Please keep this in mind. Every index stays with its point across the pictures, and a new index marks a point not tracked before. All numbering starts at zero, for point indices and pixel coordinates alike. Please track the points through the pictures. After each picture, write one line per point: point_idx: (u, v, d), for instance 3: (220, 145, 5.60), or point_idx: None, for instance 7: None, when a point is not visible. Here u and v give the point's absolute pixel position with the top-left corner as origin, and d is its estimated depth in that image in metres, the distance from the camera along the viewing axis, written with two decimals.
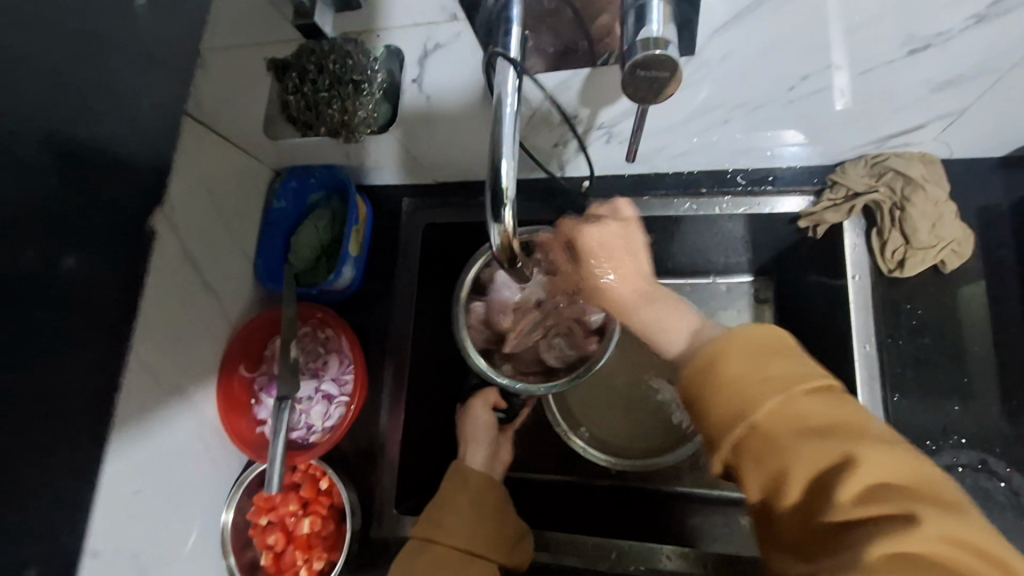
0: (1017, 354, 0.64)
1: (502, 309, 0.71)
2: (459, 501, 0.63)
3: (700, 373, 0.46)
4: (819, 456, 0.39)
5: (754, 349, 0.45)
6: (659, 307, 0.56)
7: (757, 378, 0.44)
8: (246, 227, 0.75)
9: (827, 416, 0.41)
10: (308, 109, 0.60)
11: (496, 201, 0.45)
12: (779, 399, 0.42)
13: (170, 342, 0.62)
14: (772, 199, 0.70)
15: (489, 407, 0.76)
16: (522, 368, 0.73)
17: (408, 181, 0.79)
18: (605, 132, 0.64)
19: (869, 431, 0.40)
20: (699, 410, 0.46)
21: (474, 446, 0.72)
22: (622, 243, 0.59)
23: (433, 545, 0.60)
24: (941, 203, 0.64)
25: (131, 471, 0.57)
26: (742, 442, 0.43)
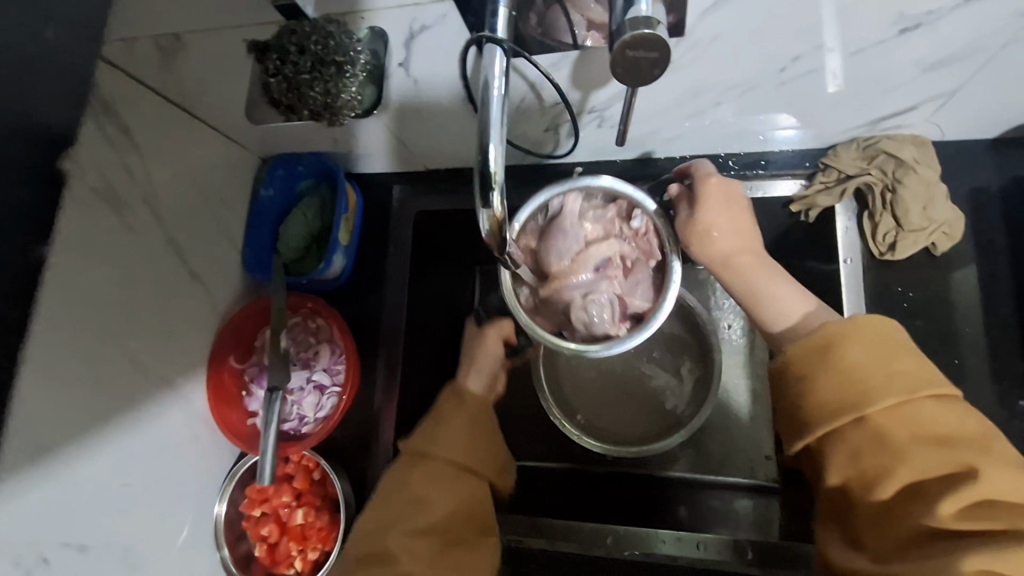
0: (1007, 335, 0.64)
1: (558, 252, 0.59)
2: (457, 420, 0.61)
3: (814, 354, 0.48)
4: (937, 464, 0.41)
5: (880, 343, 0.46)
6: (776, 281, 0.58)
7: (883, 373, 0.45)
8: (234, 217, 0.74)
9: (953, 429, 0.42)
10: (288, 91, 0.58)
11: (484, 185, 0.44)
12: (902, 398, 0.44)
13: (154, 334, 0.61)
14: (765, 182, 0.70)
15: (498, 340, 0.73)
16: (543, 317, 0.62)
17: (398, 168, 0.78)
18: (597, 116, 0.63)
19: (992, 449, 0.42)
20: (801, 393, 0.48)
21: (476, 372, 0.70)
22: (740, 207, 0.60)
23: (428, 459, 0.58)
24: (933, 183, 0.64)
25: (119, 466, 0.57)
26: (846, 431, 0.45)
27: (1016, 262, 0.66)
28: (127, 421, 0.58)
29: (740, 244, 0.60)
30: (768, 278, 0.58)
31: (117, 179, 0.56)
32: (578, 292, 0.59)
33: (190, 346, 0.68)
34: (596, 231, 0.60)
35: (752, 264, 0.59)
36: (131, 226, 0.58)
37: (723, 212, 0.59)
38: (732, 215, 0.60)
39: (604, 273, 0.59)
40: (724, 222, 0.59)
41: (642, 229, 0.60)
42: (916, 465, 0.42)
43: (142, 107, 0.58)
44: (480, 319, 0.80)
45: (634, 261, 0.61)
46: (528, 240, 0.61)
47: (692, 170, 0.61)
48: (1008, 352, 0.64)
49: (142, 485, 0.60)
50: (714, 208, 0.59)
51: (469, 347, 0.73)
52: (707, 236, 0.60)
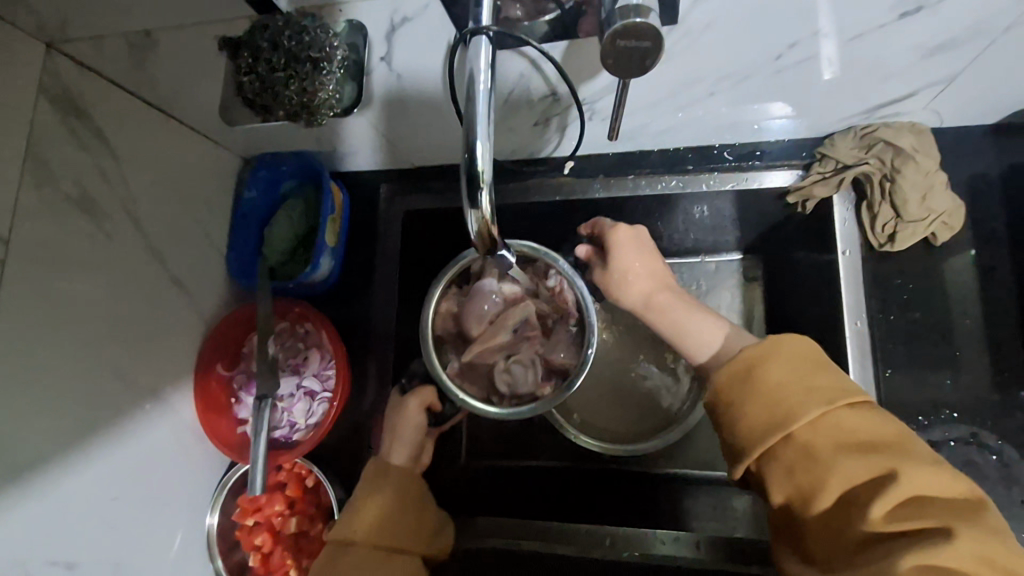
0: (1008, 325, 0.63)
1: (477, 314, 0.59)
2: (378, 499, 0.61)
3: (738, 380, 0.49)
4: (862, 469, 0.42)
5: (796, 361, 0.47)
6: (694, 314, 0.59)
7: (800, 390, 0.46)
8: (216, 220, 0.72)
9: (871, 433, 0.43)
10: (263, 90, 0.55)
11: (472, 184, 0.42)
12: (822, 409, 0.44)
13: (137, 344, 0.59)
14: (760, 173, 0.68)
15: (419, 409, 0.67)
16: (470, 381, 0.60)
17: (384, 166, 0.76)
18: (588, 109, 0.61)
19: (911, 449, 0.43)
20: (731, 420, 0.48)
21: (399, 445, 0.66)
22: (645, 249, 0.63)
23: (351, 550, 0.58)
24: (933, 173, 0.63)
25: (107, 480, 0.55)
26: (778, 449, 0.45)
27: (1016, 252, 0.65)
28: (115, 435, 0.57)
29: (652, 283, 0.62)
30: (688, 309, 0.60)
31: (91, 185, 0.54)
32: (499, 354, 0.60)
33: (176, 355, 0.66)
34: (513, 292, 0.61)
35: (668, 302, 0.60)
36: (110, 233, 0.56)
37: (635, 257, 0.62)
38: (643, 258, 0.62)
39: (522, 334, 0.60)
40: (639, 265, 0.62)
41: (557, 288, 0.60)
42: (844, 474, 0.42)
43: (117, 109, 0.56)
44: (404, 388, 0.72)
45: (554, 319, 0.61)
46: (449, 304, 0.61)
47: (597, 227, 0.64)
48: (1009, 343, 0.63)
49: (132, 499, 0.58)
50: (625, 253, 0.62)
51: (388, 418, 0.68)
52: (626, 280, 0.62)
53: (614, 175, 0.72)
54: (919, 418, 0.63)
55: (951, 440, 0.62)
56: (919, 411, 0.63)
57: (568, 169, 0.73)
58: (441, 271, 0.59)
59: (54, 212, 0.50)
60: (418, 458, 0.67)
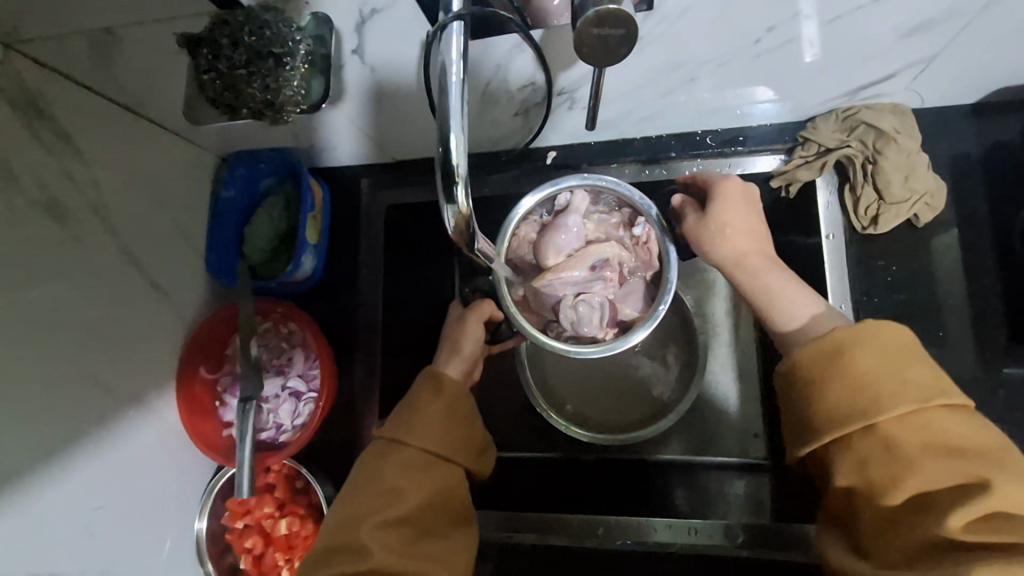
0: (990, 304, 0.64)
1: (557, 245, 0.58)
2: (429, 406, 0.60)
3: (821, 362, 0.47)
4: (948, 475, 0.41)
5: (892, 346, 0.45)
6: (790, 285, 0.55)
7: (899, 378, 0.44)
8: (194, 220, 0.70)
9: (965, 438, 0.42)
10: (224, 87, 0.54)
11: (448, 178, 0.41)
12: (913, 406, 0.43)
13: (116, 349, 0.58)
14: (744, 159, 0.68)
15: (480, 325, 0.66)
16: (532, 310, 0.61)
17: (366, 161, 0.75)
18: (567, 98, 0.61)
19: (1008, 461, 0.41)
20: (815, 391, 0.47)
21: (457, 359, 0.65)
22: (749, 210, 0.59)
23: (400, 448, 0.57)
24: (914, 154, 0.62)
25: (90, 488, 0.55)
26: (853, 440, 0.44)
27: (998, 230, 0.65)
28: (97, 441, 0.56)
29: (752, 244, 0.58)
30: (782, 278, 0.56)
31: (59, 189, 0.52)
32: (570, 289, 0.58)
33: (157, 359, 0.65)
34: (599, 232, 0.60)
35: (768, 265, 0.57)
36: (80, 238, 0.55)
37: (738, 212, 0.58)
38: (747, 216, 0.58)
39: (598, 274, 0.58)
40: (739, 220, 0.58)
41: (643, 238, 0.59)
42: (926, 475, 0.41)
43: (83, 107, 0.55)
44: (466, 299, 0.71)
45: (632, 268, 0.60)
46: (528, 231, 0.60)
47: (698, 178, 0.62)
48: (992, 321, 0.63)
49: (116, 506, 0.57)
50: (730, 210, 0.58)
51: (450, 330, 0.68)
52: (723, 234, 0.57)
53: (598, 164, 0.71)
54: None
55: None
56: None
57: (551, 159, 0.72)
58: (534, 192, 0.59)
59: (22, 219, 0.49)
60: (470, 373, 0.67)
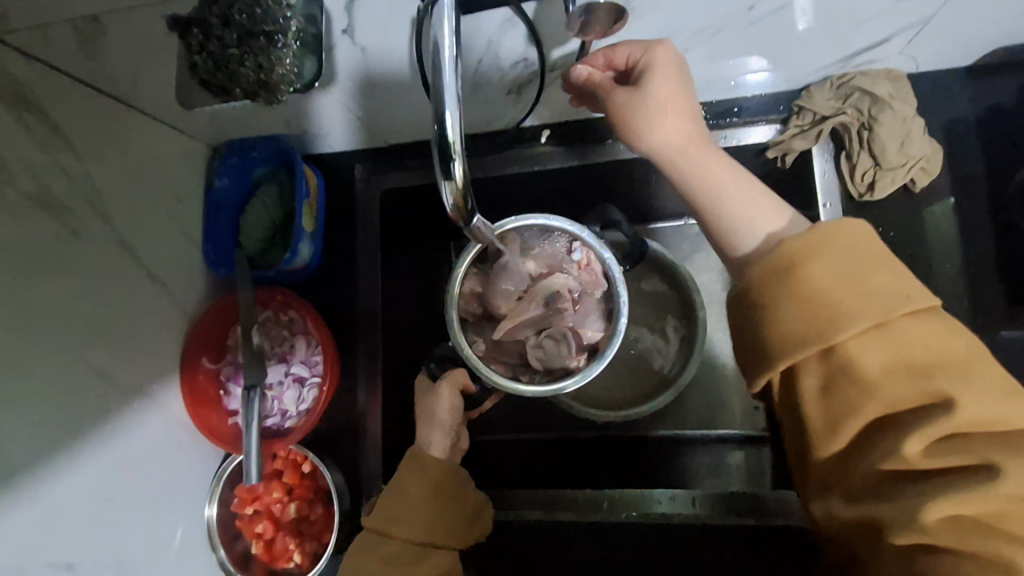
0: (985, 267, 0.64)
1: (503, 293, 0.61)
2: (417, 493, 0.60)
3: (776, 284, 0.41)
4: (909, 396, 0.37)
5: (847, 255, 0.39)
6: (750, 194, 0.46)
7: (854, 294, 0.39)
8: (189, 210, 0.69)
9: (936, 353, 0.37)
10: (215, 67, 0.56)
11: (444, 155, 0.41)
12: (878, 320, 0.38)
13: (116, 341, 0.58)
14: (738, 130, 0.66)
15: (454, 392, 0.66)
16: (498, 359, 0.61)
17: (359, 149, 0.74)
18: (563, 74, 0.61)
19: (976, 370, 0.37)
20: (767, 318, 0.41)
21: (436, 430, 0.65)
22: (678, 86, 0.49)
23: (388, 542, 0.57)
24: (910, 119, 0.61)
25: (100, 481, 0.55)
26: (812, 364, 0.40)
27: (993, 193, 0.64)
28: (104, 435, 0.56)
29: (690, 127, 0.49)
30: (738, 186, 0.46)
31: (52, 184, 0.52)
32: (530, 330, 0.61)
33: (160, 350, 0.64)
34: (539, 263, 0.61)
35: (710, 160, 0.48)
36: (75, 231, 0.54)
37: (669, 88, 0.49)
38: (679, 92, 0.49)
39: (552, 307, 0.60)
40: (675, 98, 0.48)
41: (584, 260, 0.60)
42: (886, 399, 0.38)
43: (73, 100, 0.54)
44: (432, 373, 0.70)
45: (581, 292, 0.61)
46: (473, 285, 0.61)
47: (616, 58, 0.52)
48: (988, 284, 0.64)
49: (127, 497, 0.58)
50: (660, 82, 0.49)
51: (423, 402, 0.67)
52: (658, 113, 0.48)
53: (589, 141, 0.71)
54: None
55: None
56: None
57: (544, 138, 0.71)
58: (463, 252, 0.59)
59: (16, 214, 0.48)
60: (455, 442, 0.67)
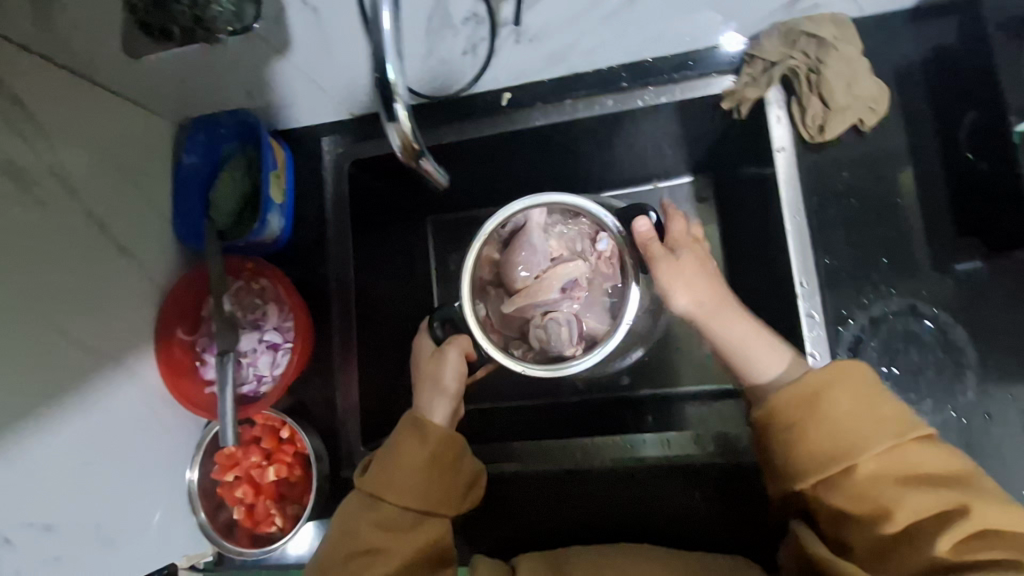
0: (939, 201, 0.64)
1: (521, 267, 0.62)
2: (414, 461, 0.60)
3: (802, 408, 0.50)
4: (930, 503, 0.45)
5: (863, 393, 0.49)
6: (758, 337, 0.58)
7: (869, 420, 0.48)
8: (156, 185, 0.70)
9: (943, 469, 0.47)
10: (153, 6, 0.55)
11: (387, 99, 0.44)
12: (894, 443, 0.47)
13: (89, 311, 0.59)
14: (697, 83, 0.68)
15: (459, 358, 0.65)
16: (499, 330, 0.63)
17: (323, 116, 0.76)
18: (513, 30, 0.61)
19: (973, 484, 0.47)
20: (800, 438, 0.50)
21: (442, 399, 0.64)
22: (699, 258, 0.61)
23: (381, 506, 0.59)
24: (856, 60, 0.62)
25: (78, 447, 0.56)
26: (843, 476, 0.48)
27: (940, 129, 0.65)
28: (82, 401, 0.58)
29: (709, 295, 0.60)
30: (757, 335, 0.59)
31: (16, 153, 0.53)
32: (539, 310, 0.61)
33: (134, 323, 0.66)
34: (563, 244, 0.63)
35: (734, 318, 0.59)
36: (41, 200, 0.55)
37: (692, 261, 0.60)
38: (702, 273, 0.60)
39: (567, 292, 0.61)
40: (702, 277, 0.60)
41: (607, 252, 0.61)
42: (913, 506, 0.46)
43: (32, 73, 0.55)
44: (434, 335, 0.67)
45: (597, 281, 0.62)
46: (491, 252, 0.63)
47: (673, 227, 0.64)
48: (942, 217, 0.64)
49: (104, 463, 0.59)
50: (689, 261, 0.60)
51: (426, 369, 0.66)
52: (687, 282, 0.59)
53: (553, 100, 0.72)
54: (861, 297, 0.64)
55: (890, 314, 0.63)
56: (860, 291, 0.64)
57: (505, 101, 0.73)
58: (486, 221, 0.62)
59: None
60: (455, 412, 0.66)
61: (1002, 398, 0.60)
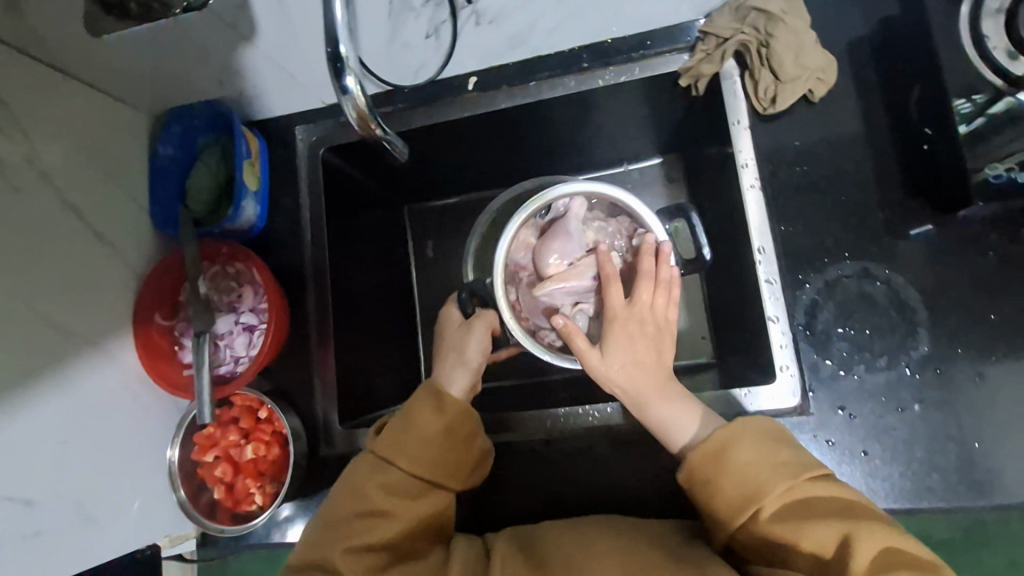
0: (889, 167, 0.66)
1: (556, 254, 0.64)
2: (430, 431, 0.60)
3: (709, 462, 0.51)
4: (828, 537, 0.47)
5: (757, 439, 0.52)
6: (680, 408, 0.58)
7: (765, 465, 0.50)
8: (132, 174, 0.72)
9: (838, 502, 0.49)
10: None
11: (338, 71, 0.46)
12: (790, 483, 0.49)
13: (65, 295, 0.61)
14: (653, 62, 0.69)
15: (484, 332, 0.69)
16: (527, 315, 0.66)
17: (296, 107, 0.78)
18: (471, 11, 0.64)
19: (864, 513, 0.48)
20: (710, 491, 0.51)
21: (461, 370, 0.67)
22: (650, 321, 0.59)
23: (390, 470, 0.59)
24: (803, 32, 0.65)
25: (58, 427, 0.58)
26: (752, 522, 0.49)
27: (888, 98, 0.67)
28: (61, 382, 0.59)
29: (642, 378, 0.58)
30: (683, 411, 0.58)
31: None
32: (570, 299, 0.64)
33: (111, 308, 0.67)
34: (603, 236, 0.66)
35: (659, 398, 0.58)
36: (17, 186, 0.57)
37: (632, 330, 0.59)
38: (635, 343, 0.59)
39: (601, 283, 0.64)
40: (638, 350, 0.59)
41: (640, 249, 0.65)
42: (814, 541, 0.47)
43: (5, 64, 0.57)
44: (462, 302, 0.72)
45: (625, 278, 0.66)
46: (527, 234, 0.66)
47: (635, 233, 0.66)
48: (893, 183, 0.66)
49: (81, 444, 0.60)
50: (626, 335, 0.59)
51: (453, 339, 0.69)
52: (628, 363, 0.58)
53: (516, 83, 0.72)
54: (815, 261, 0.66)
55: (844, 277, 0.65)
56: (814, 255, 0.66)
57: (472, 85, 0.73)
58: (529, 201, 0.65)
59: None
60: (475, 385, 0.68)
61: (951, 354, 0.62)
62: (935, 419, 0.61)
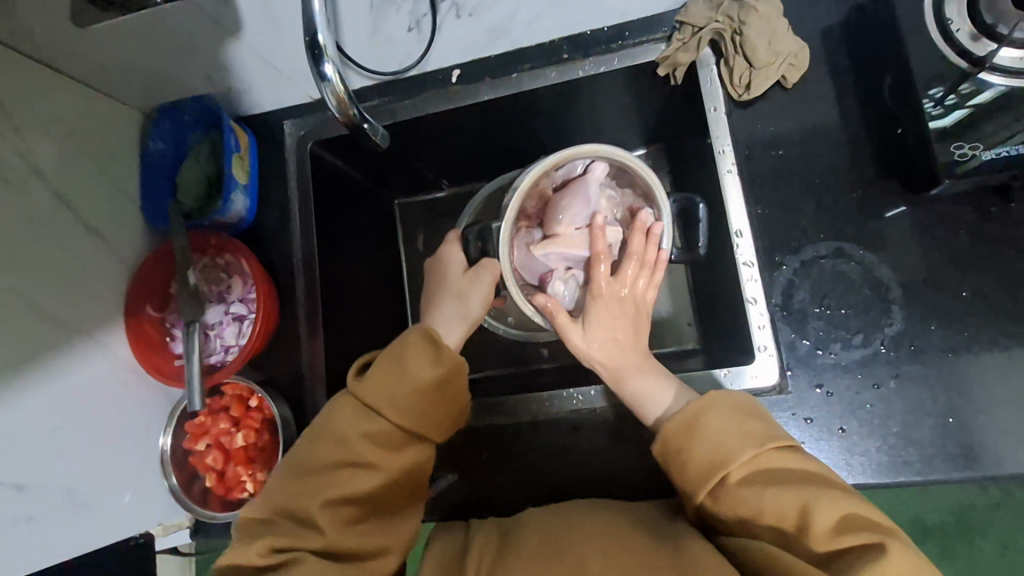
0: (863, 150, 0.68)
1: (565, 215, 0.65)
2: (423, 377, 0.59)
3: (681, 432, 0.53)
4: (789, 503, 0.47)
5: (728, 410, 0.53)
6: (657, 383, 0.59)
7: (733, 435, 0.52)
8: (122, 168, 0.73)
9: (801, 470, 0.50)
10: None
11: (316, 59, 0.48)
12: (755, 450, 0.50)
13: (57, 286, 0.62)
14: (631, 51, 0.70)
15: (491, 282, 0.67)
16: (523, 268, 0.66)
17: (282, 102, 0.80)
18: (452, 3, 0.67)
19: (826, 480, 0.49)
20: (681, 461, 0.53)
21: (457, 323, 0.66)
22: (625, 302, 0.62)
23: (376, 419, 0.58)
24: (774, 19, 0.66)
25: (48, 412, 0.59)
26: (718, 490, 0.50)
27: (861, 83, 0.68)
28: (51, 369, 0.60)
29: (619, 355, 0.60)
30: (660, 387, 0.59)
31: None
32: (564, 263, 0.65)
33: (102, 298, 0.68)
34: (610, 207, 0.66)
35: (637, 371, 0.60)
36: (9, 179, 0.58)
37: (611, 309, 0.61)
38: (614, 318, 0.61)
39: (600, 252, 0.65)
40: (617, 329, 0.61)
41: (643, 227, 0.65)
42: (775, 505, 0.48)
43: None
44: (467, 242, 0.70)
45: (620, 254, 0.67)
46: (544, 186, 0.66)
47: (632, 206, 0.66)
48: (867, 165, 0.67)
49: (72, 430, 0.61)
50: (606, 314, 0.61)
51: (454, 283, 0.68)
52: (608, 337, 0.60)
53: (499, 77, 0.73)
54: (792, 243, 0.67)
55: (820, 258, 0.66)
56: (790, 237, 0.67)
57: (455, 77, 0.74)
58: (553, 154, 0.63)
59: None
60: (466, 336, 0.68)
61: (926, 330, 0.63)
62: (909, 393, 0.62)
